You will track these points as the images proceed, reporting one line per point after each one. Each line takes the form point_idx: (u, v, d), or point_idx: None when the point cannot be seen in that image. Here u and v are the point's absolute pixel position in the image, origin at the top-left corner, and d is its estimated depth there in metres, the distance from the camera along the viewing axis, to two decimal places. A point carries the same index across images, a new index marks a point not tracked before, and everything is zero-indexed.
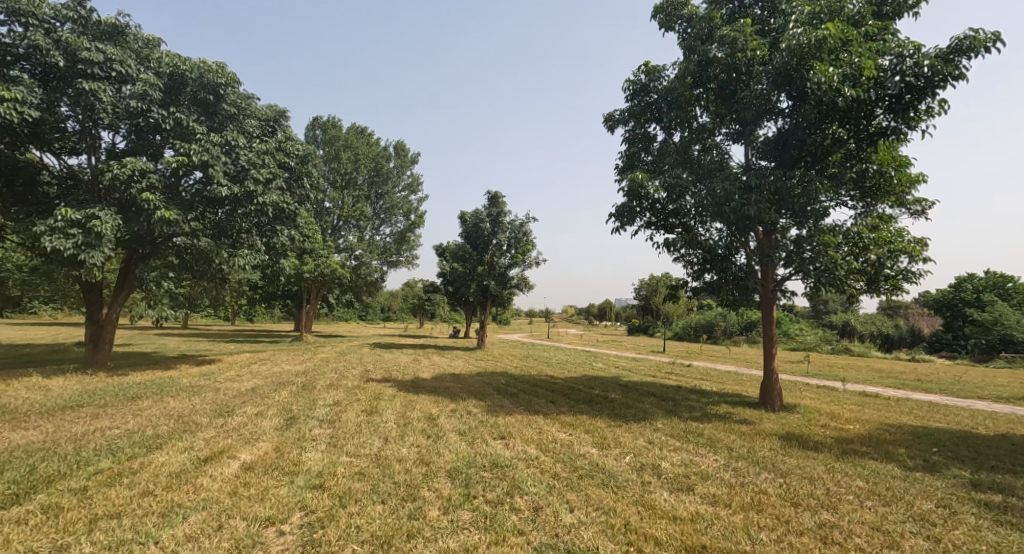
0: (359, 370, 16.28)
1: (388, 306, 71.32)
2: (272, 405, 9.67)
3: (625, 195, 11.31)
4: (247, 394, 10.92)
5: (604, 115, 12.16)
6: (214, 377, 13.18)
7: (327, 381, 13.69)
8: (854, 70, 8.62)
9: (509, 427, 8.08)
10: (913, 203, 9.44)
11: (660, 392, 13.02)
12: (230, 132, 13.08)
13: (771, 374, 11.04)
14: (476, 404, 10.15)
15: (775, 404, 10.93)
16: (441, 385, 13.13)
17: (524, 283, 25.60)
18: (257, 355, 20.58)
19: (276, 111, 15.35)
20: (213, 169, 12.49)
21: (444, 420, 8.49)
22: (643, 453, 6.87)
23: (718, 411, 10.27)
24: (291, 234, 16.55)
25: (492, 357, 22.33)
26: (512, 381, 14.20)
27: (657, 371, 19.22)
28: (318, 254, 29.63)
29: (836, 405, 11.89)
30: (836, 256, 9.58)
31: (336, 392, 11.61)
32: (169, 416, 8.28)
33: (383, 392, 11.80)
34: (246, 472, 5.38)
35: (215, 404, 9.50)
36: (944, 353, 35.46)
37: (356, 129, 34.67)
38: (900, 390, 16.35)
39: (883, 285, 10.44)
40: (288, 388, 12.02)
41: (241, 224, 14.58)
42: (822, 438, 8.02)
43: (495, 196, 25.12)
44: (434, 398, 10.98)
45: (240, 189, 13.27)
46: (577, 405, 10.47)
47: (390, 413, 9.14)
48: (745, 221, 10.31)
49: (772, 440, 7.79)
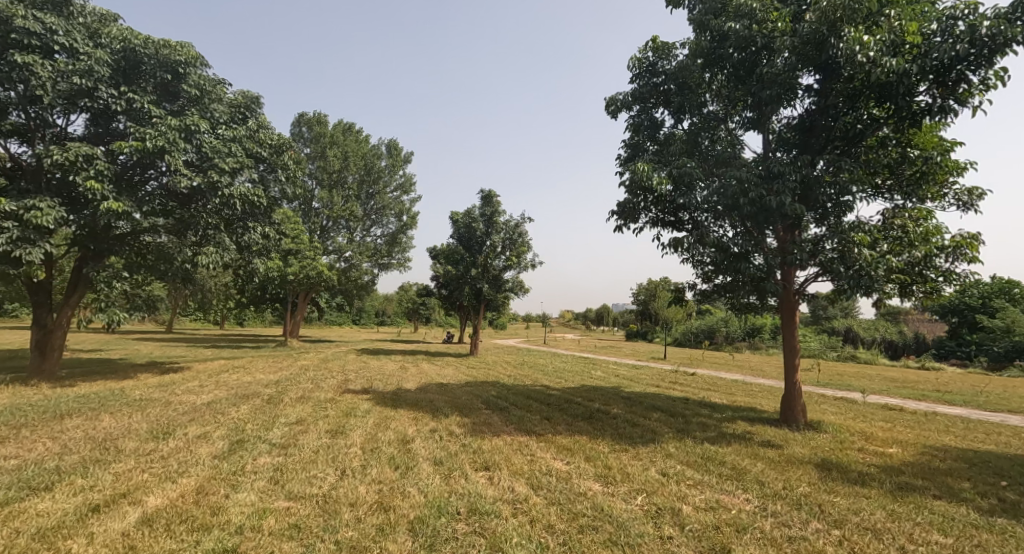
0: (338, 380, 14.94)
1: (382, 310, 69.80)
2: (223, 424, 8.37)
3: (627, 188, 10.08)
4: (200, 410, 9.57)
5: (605, 98, 10.99)
6: (173, 389, 11.84)
7: (299, 392, 12.39)
8: (894, 36, 7.39)
9: (496, 455, 6.82)
10: (962, 194, 8.21)
11: (666, 405, 11.75)
12: (192, 116, 11.86)
13: (794, 387, 9.82)
14: (461, 423, 8.89)
15: (799, 423, 9.74)
16: (425, 398, 11.88)
17: (519, 286, 24.34)
18: (233, 362, 19.19)
19: (250, 97, 14.12)
20: (172, 156, 11.32)
21: (420, 445, 7.22)
22: (657, 491, 5.59)
23: (736, 431, 9.00)
24: (264, 232, 15.29)
25: (484, 364, 21.04)
26: (504, 393, 12.94)
27: (661, 381, 17.99)
28: (305, 256, 28.33)
29: (864, 422, 10.66)
30: (874, 257, 8.27)
31: (304, 407, 10.30)
32: (90, 440, 6.97)
33: (357, 406, 10.50)
34: (141, 529, 4.09)
35: (157, 423, 8.20)
36: (955, 361, 34.25)
37: (346, 127, 33.73)
38: (923, 402, 15.22)
39: (917, 289, 9.18)
40: (251, 402, 10.70)
41: (207, 219, 13.40)
42: (866, 467, 6.77)
43: (489, 194, 23.98)
44: (414, 414, 9.68)
45: (204, 179, 12.04)
46: (576, 423, 9.20)
47: (359, 434, 7.86)
48: (765, 216, 9.05)
49: (810, 471, 6.54)
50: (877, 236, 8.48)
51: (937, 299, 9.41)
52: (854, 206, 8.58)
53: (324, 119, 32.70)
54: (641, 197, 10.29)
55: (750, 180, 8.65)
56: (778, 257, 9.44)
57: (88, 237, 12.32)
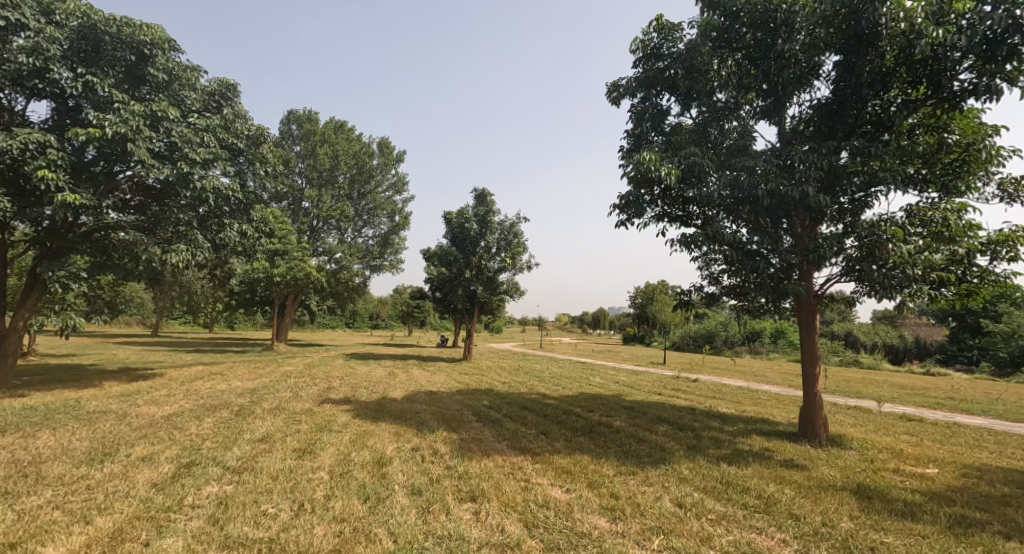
0: (320, 388, 13.97)
1: (376, 313, 68.59)
2: (178, 442, 7.37)
3: (631, 180, 9.14)
4: (158, 424, 8.58)
5: (608, 83, 10.13)
6: (135, 400, 10.80)
7: (274, 402, 11.41)
8: (937, 4, 6.55)
9: (485, 482, 5.89)
10: (1006, 186, 7.38)
11: (672, 417, 10.87)
12: (159, 101, 10.84)
13: (814, 398, 8.99)
14: (447, 440, 7.97)
15: (820, 438, 8.88)
16: (411, 409, 10.93)
17: (515, 289, 23.45)
18: (212, 368, 18.16)
19: (225, 85, 13.15)
20: (135, 145, 10.28)
21: (398, 469, 6.29)
22: (675, 531, 4.69)
23: (753, 448, 8.13)
24: (241, 229, 14.34)
25: (477, 370, 20.08)
26: (497, 403, 12.00)
27: (664, 388, 17.10)
28: (292, 256, 27.21)
29: (889, 436, 9.82)
30: (909, 255, 7.44)
31: (275, 420, 9.33)
32: (11, 464, 5.97)
33: (334, 419, 9.54)
34: None
35: (101, 442, 7.18)
36: (959, 368, 33.48)
37: (336, 125, 32.85)
38: (941, 412, 14.39)
39: (953, 290, 8.35)
40: (218, 414, 9.68)
41: (178, 215, 12.42)
42: (910, 495, 5.89)
43: (483, 193, 23.10)
44: (396, 429, 8.73)
45: (173, 170, 11.02)
46: (575, 439, 8.30)
47: (330, 454, 6.89)
48: (787, 209, 8.12)
49: (849, 500, 5.65)
50: (911, 231, 7.63)
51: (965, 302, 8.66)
52: (872, 206, 8.04)
53: (314, 116, 31.74)
54: (646, 190, 9.36)
55: (768, 170, 7.76)
56: (799, 254, 8.54)
57: (45, 233, 11.42)
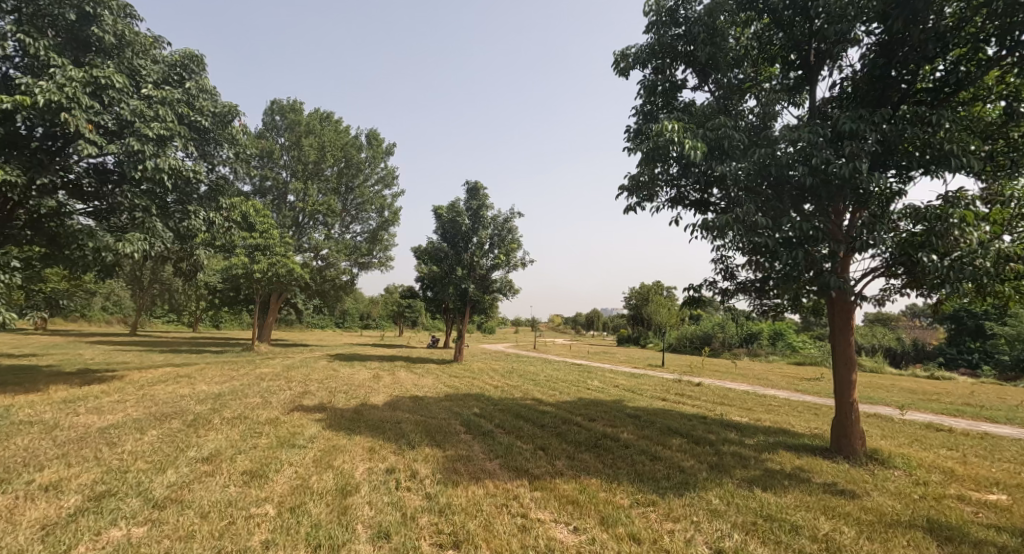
0: (294, 393, 12.68)
1: (366, 313, 67.04)
2: (102, 463, 6.10)
3: (643, 158, 7.96)
4: (89, 438, 7.29)
5: (614, 52, 9.10)
6: (76, 407, 9.47)
7: (238, 410, 10.13)
8: None
9: (471, 521, 4.71)
10: None
11: (684, 428, 9.73)
12: (103, 68, 9.55)
13: (851, 412, 7.90)
14: (430, 459, 6.77)
15: (859, 455, 7.79)
16: (392, 417, 9.71)
17: (509, 287, 22.19)
18: (179, 370, 16.71)
19: (188, 56, 11.86)
20: (72, 115, 8.97)
21: (365, 501, 5.08)
22: None
23: (786, 468, 6.99)
24: (207, 217, 13.04)
25: (468, 372, 18.83)
26: (488, 410, 10.80)
27: (667, 393, 16.00)
28: (274, 252, 25.29)
29: (928, 450, 8.76)
30: (975, 243, 6.48)
31: (231, 432, 8.08)
32: None
33: (302, 431, 8.28)
34: None
35: (5, 464, 5.90)
36: (963, 371, 32.69)
37: (322, 116, 31.53)
38: (964, 420, 13.44)
39: (1013, 285, 7.36)
40: (166, 425, 8.39)
41: (131, 200, 11.09)
42: (997, 537, 4.78)
43: (475, 186, 21.92)
44: (372, 443, 7.51)
45: (120, 149, 9.76)
46: (579, 456, 7.15)
47: (285, 480, 5.66)
48: (828, 190, 7.09)
49: (926, 545, 4.53)
50: (975, 216, 6.61)
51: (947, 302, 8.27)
52: (900, 191, 7.20)
53: (299, 107, 30.40)
54: (660, 171, 8.20)
55: (811, 142, 6.61)
56: (841, 243, 7.46)
57: None
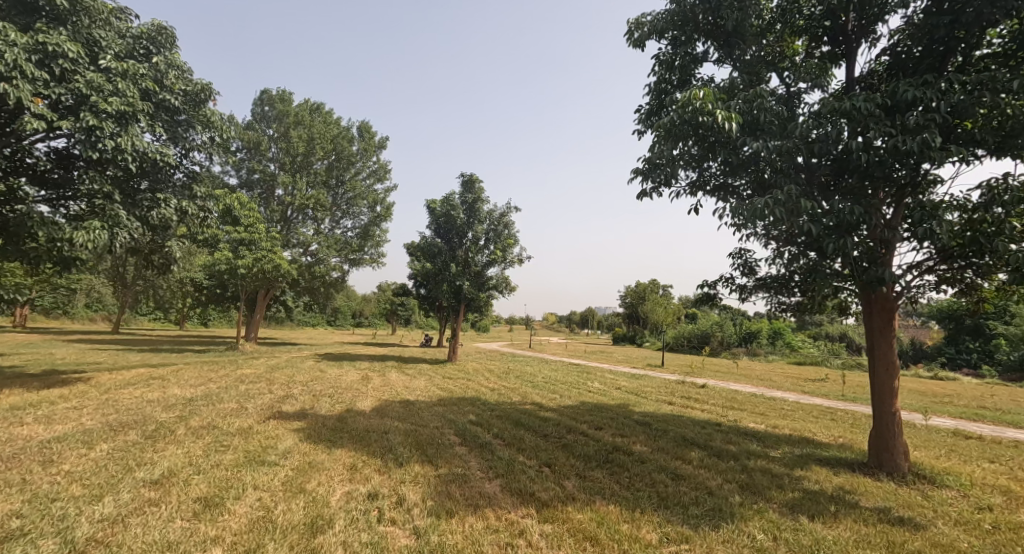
0: (274, 398, 11.67)
1: (358, 312, 65.84)
2: (27, 489, 5.11)
3: (666, 135, 7.02)
4: (22, 455, 6.28)
5: (628, 21, 8.17)
6: (23, 416, 8.42)
7: (208, 418, 9.14)
8: None
9: None
10: None
11: (701, 438, 8.82)
12: (53, 34, 8.55)
13: (893, 424, 7.07)
14: (421, 480, 5.83)
15: (903, 470, 6.98)
16: (379, 426, 8.77)
17: (505, 285, 21.27)
18: (154, 372, 15.61)
19: (156, 29, 10.79)
20: (13, 85, 7.95)
21: (339, 541, 4.16)
22: None
23: (829, 490, 6.08)
24: (180, 207, 11.90)
25: (463, 374, 17.93)
26: (485, 417, 9.88)
27: (673, 397, 15.12)
28: (260, 246, 24.15)
29: (972, 464, 7.95)
30: None
31: (194, 446, 7.09)
32: None
33: (274, 445, 7.29)
34: None
35: None
36: (964, 371, 32.26)
37: (313, 106, 30.47)
38: (988, 425, 12.70)
39: None
40: (120, 438, 7.36)
41: (94, 186, 10.03)
42: None
43: (471, 178, 20.98)
44: (354, 460, 6.56)
45: (75, 125, 8.73)
46: (591, 475, 6.23)
47: (244, 511, 4.72)
48: (879, 171, 6.24)
49: None
50: None
51: (988, 295, 7.50)
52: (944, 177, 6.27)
53: (289, 98, 29.43)
54: (683, 151, 7.27)
55: (869, 112, 5.76)
56: (888, 233, 6.62)
57: None
